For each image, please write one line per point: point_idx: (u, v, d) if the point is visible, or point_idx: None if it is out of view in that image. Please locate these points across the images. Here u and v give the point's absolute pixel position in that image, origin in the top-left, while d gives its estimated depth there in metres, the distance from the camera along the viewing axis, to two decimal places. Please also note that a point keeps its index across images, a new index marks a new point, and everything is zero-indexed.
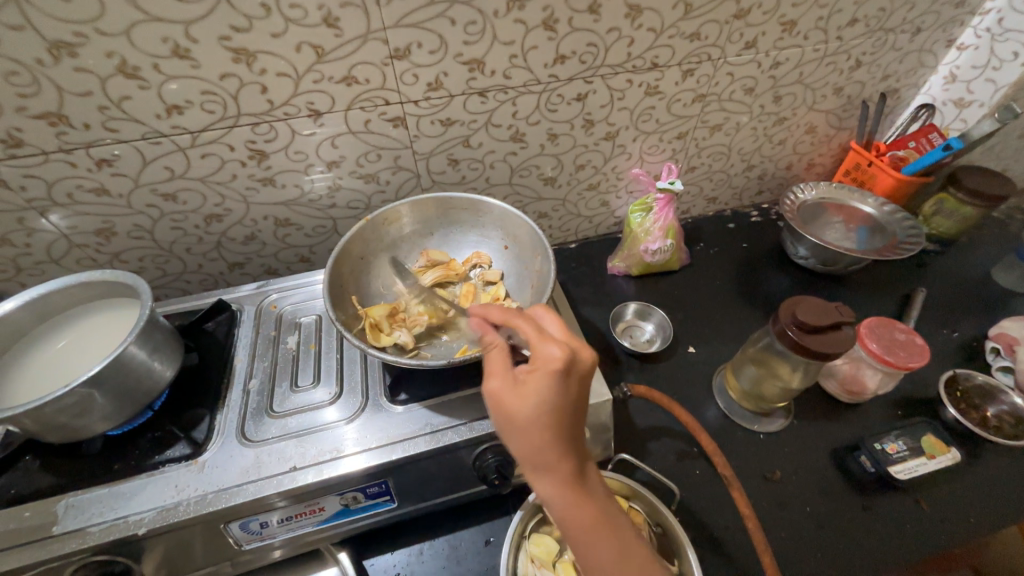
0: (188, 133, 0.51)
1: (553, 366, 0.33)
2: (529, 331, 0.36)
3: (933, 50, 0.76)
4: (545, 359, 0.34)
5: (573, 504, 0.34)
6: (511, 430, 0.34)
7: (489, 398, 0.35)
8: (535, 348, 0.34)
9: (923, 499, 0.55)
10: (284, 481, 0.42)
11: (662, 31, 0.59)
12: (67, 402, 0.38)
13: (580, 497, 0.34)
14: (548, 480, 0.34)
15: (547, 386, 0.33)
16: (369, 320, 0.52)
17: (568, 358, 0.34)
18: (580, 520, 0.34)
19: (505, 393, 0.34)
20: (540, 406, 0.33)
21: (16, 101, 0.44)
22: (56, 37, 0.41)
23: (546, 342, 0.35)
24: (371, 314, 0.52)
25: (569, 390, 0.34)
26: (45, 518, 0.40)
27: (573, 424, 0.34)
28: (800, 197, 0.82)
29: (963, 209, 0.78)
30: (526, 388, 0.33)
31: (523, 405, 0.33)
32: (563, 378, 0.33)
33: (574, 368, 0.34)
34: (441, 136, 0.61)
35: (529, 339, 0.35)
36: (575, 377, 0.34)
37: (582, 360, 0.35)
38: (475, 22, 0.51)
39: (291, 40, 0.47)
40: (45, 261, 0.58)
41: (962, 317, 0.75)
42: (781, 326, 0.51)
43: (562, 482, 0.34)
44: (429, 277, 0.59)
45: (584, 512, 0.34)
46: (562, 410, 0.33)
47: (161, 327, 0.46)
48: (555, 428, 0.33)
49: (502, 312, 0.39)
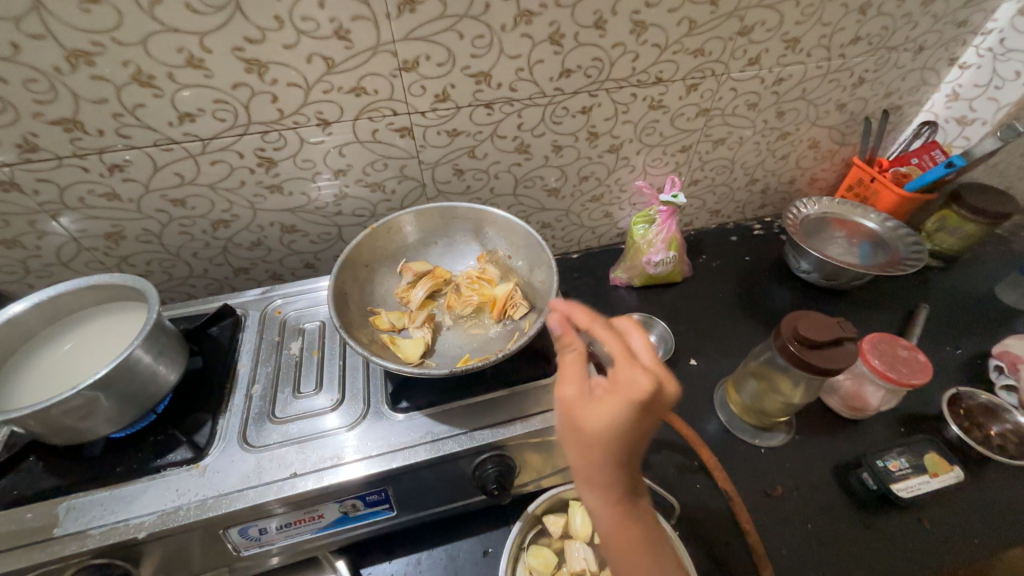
0: (199, 140, 0.52)
1: (633, 396, 0.31)
2: (613, 349, 0.34)
3: (935, 68, 0.76)
4: (630, 386, 0.31)
5: (618, 524, 0.33)
6: (574, 441, 0.33)
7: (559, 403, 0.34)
8: (619, 370, 0.32)
9: (925, 518, 0.55)
10: (284, 487, 0.42)
11: (666, 46, 0.60)
12: (73, 404, 0.38)
13: (629, 521, 0.33)
14: (601, 496, 0.33)
15: (622, 412, 0.31)
16: (382, 332, 0.54)
17: (653, 392, 0.31)
18: (622, 540, 0.34)
19: (574, 403, 0.33)
20: (609, 430, 0.31)
21: (33, 106, 0.45)
22: (74, 46, 0.42)
23: (634, 368, 0.32)
24: (382, 325, 0.54)
25: (643, 422, 0.32)
26: (47, 519, 0.40)
27: (641, 451, 0.33)
28: (803, 212, 0.82)
29: (966, 226, 0.79)
30: (600, 408, 0.32)
31: (593, 424, 0.32)
32: (641, 410, 0.31)
33: (656, 402, 0.32)
34: (447, 147, 0.62)
35: (614, 357, 0.33)
36: (656, 408, 0.32)
37: (665, 395, 0.32)
38: (483, 36, 0.52)
39: (303, 51, 0.48)
40: (54, 264, 0.59)
41: (964, 334, 0.74)
42: (782, 340, 0.51)
43: (616, 503, 0.33)
44: (420, 292, 0.57)
45: (627, 535, 0.33)
46: (630, 440, 0.32)
47: (167, 331, 0.46)
48: (619, 452, 0.32)
49: (587, 319, 0.37)
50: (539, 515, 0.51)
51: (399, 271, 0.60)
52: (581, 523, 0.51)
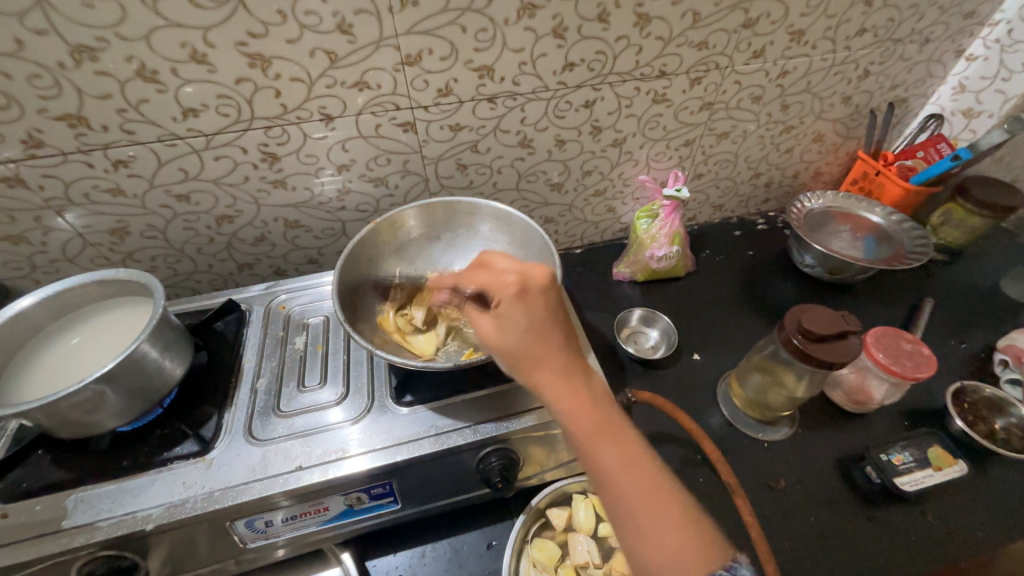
0: (203, 136, 0.52)
1: (508, 290, 0.40)
2: (483, 274, 0.42)
3: (942, 60, 0.76)
4: (502, 286, 0.41)
5: (577, 410, 0.38)
6: (508, 361, 0.40)
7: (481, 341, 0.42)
8: (492, 281, 0.41)
9: (928, 511, 0.55)
10: (290, 480, 0.42)
11: (670, 39, 0.59)
12: (81, 397, 0.39)
13: (585, 402, 0.38)
14: (552, 393, 0.38)
15: (512, 308, 0.40)
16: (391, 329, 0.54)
17: (519, 280, 0.41)
18: (588, 426, 0.37)
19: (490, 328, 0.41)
20: (517, 325, 0.39)
21: (38, 102, 0.45)
22: (78, 41, 0.42)
23: (502, 274, 0.42)
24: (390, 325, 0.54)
25: (532, 307, 0.40)
26: (56, 512, 0.40)
27: (554, 334, 0.40)
28: (807, 206, 0.82)
29: (972, 220, 0.78)
30: (501, 316, 0.40)
31: (504, 333, 0.40)
32: (520, 297, 0.40)
33: (530, 287, 0.40)
34: (450, 141, 0.62)
35: (484, 278, 0.42)
36: (536, 292, 0.40)
37: (536, 279, 0.41)
38: (485, 30, 0.52)
39: (306, 45, 0.48)
40: (61, 259, 0.59)
41: (969, 327, 0.74)
42: (786, 334, 0.51)
43: (565, 391, 0.38)
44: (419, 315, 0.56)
45: (588, 419, 0.38)
46: (536, 326, 0.40)
47: (172, 326, 0.47)
48: (535, 344, 0.39)
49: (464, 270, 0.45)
50: (542, 509, 0.52)
51: (400, 269, 0.60)
52: (585, 516, 0.51)
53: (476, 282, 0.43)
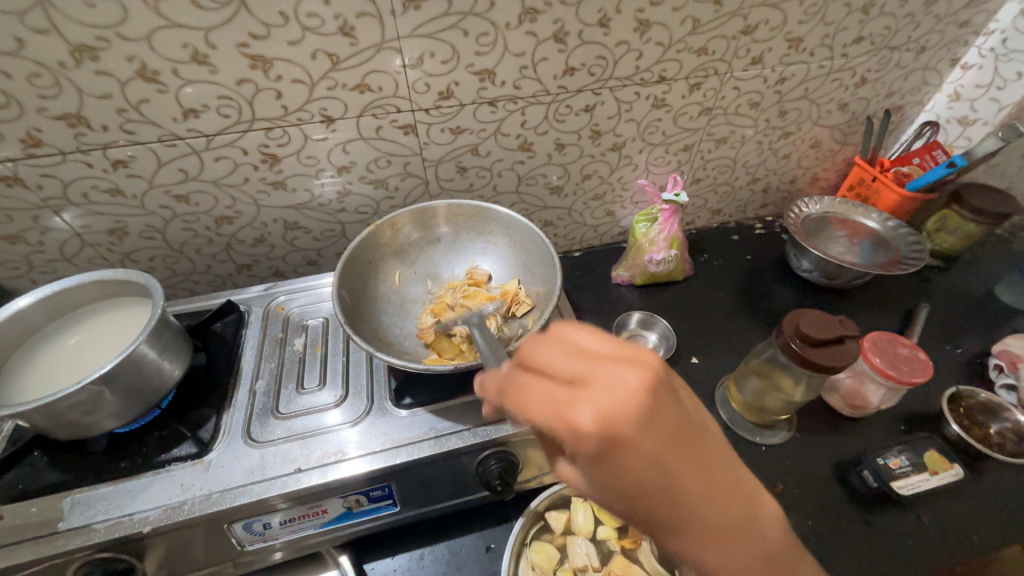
0: (203, 136, 0.52)
1: (587, 440, 0.27)
2: (540, 404, 0.29)
3: (938, 68, 0.77)
4: (578, 434, 0.28)
5: (740, 567, 0.28)
6: (639, 495, 0.28)
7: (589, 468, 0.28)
8: (560, 423, 0.28)
9: (924, 515, 0.55)
10: (288, 482, 0.42)
11: (670, 45, 0.60)
12: (78, 398, 0.38)
13: (743, 551, 0.28)
14: (698, 552, 0.28)
15: (605, 463, 0.28)
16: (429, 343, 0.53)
17: (597, 418, 0.27)
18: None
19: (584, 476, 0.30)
20: (625, 486, 0.28)
21: (37, 101, 0.45)
22: (79, 41, 0.42)
23: (571, 406, 0.28)
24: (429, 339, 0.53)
25: (631, 453, 0.27)
26: (51, 514, 0.40)
27: (680, 475, 0.28)
28: (804, 211, 0.83)
29: (966, 226, 0.79)
30: (595, 472, 0.29)
31: (635, 461, 0.27)
32: (609, 444, 0.27)
33: (618, 424, 0.27)
34: (450, 144, 0.62)
35: (546, 416, 0.29)
36: (631, 428, 0.27)
37: (621, 403, 0.27)
38: (487, 34, 0.52)
39: (307, 47, 0.48)
40: (58, 259, 0.59)
41: (964, 333, 0.75)
42: (785, 338, 0.51)
43: (719, 547, 0.28)
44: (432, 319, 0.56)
45: (756, 571, 0.28)
46: (649, 474, 0.27)
47: (171, 327, 0.46)
48: (657, 502, 0.28)
49: (502, 382, 0.32)
50: (541, 512, 0.52)
51: (399, 273, 0.61)
52: (584, 520, 0.51)
53: (566, 380, 0.30)
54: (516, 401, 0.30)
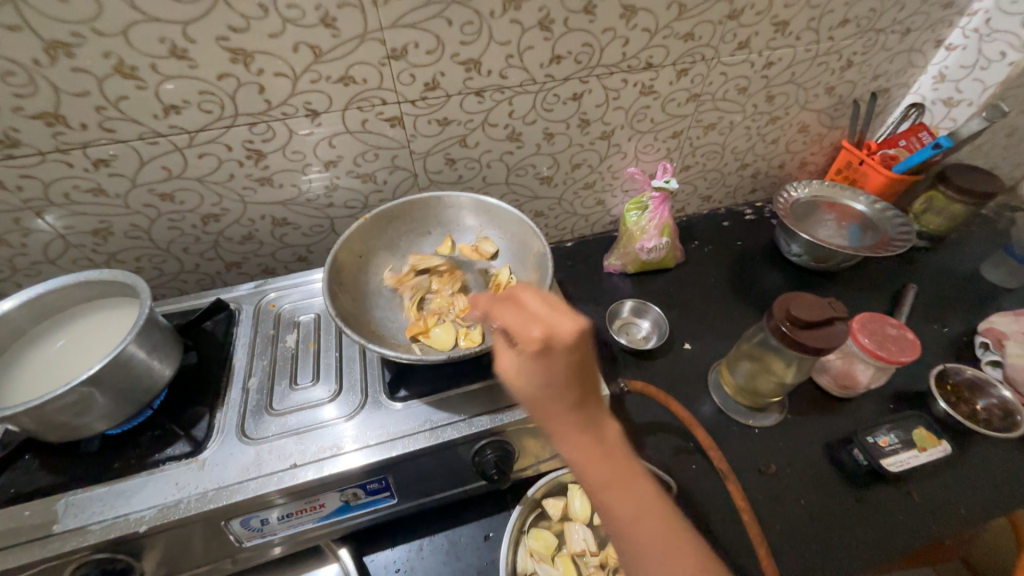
0: (186, 133, 0.51)
1: (526, 347, 0.31)
2: (504, 313, 0.33)
3: (923, 50, 0.77)
4: (519, 340, 0.31)
5: (605, 491, 0.33)
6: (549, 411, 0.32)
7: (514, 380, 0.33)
8: (510, 329, 0.32)
9: (913, 490, 0.56)
10: (285, 478, 0.42)
11: (656, 31, 0.59)
12: (68, 400, 0.38)
13: (611, 483, 0.33)
14: (574, 464, 0.33)
15: (528, 369, 0.31)
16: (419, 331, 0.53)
17: (540, 337, 0.30)
18: (615, 507, 0.33)
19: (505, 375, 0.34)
20: (540, 393, 0.32)
21: (13, 100, 0.44)
22: (53, 37, 0.41)
23: (522, 318, 0.32)
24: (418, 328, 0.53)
25: (553, 372, 0.31)
26: (45, 517, 0.40)
27: (582, 405, 0.32)
28: (793, 195, 0.83)
29: (952, 207, 0.80)
30: (518, 374, 0.32)
31: (556, 381, 0.31)
32: (541, 358, 0.30)
33: (555, 347, 0.30)
34: (438, 135, 0.62)
35: (504, 321, 0.32)
36: (563, 353, 0.30)
37: (565, 336, 0.30)
38: (471, 22, 0.52)
39: (289, 39, 0.47)
40: (42, 261, 0.58)
41: (950, 312, 0.76)
42: (775, 322, 0.52)
43: (590, 468, 0.33)
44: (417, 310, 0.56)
45: (613, 498, 0.33)
46: (562, 392, 0.32)
47: (160, 326, 0.46)
48: (556, 413, 0.32)
49: (483, 297, 0.35)
50: (538, 500, 0.52)
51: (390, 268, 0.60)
52: (581, 505, 0.52)
53: (523, 311, 0.32)
54: (487, 307, 0.34)
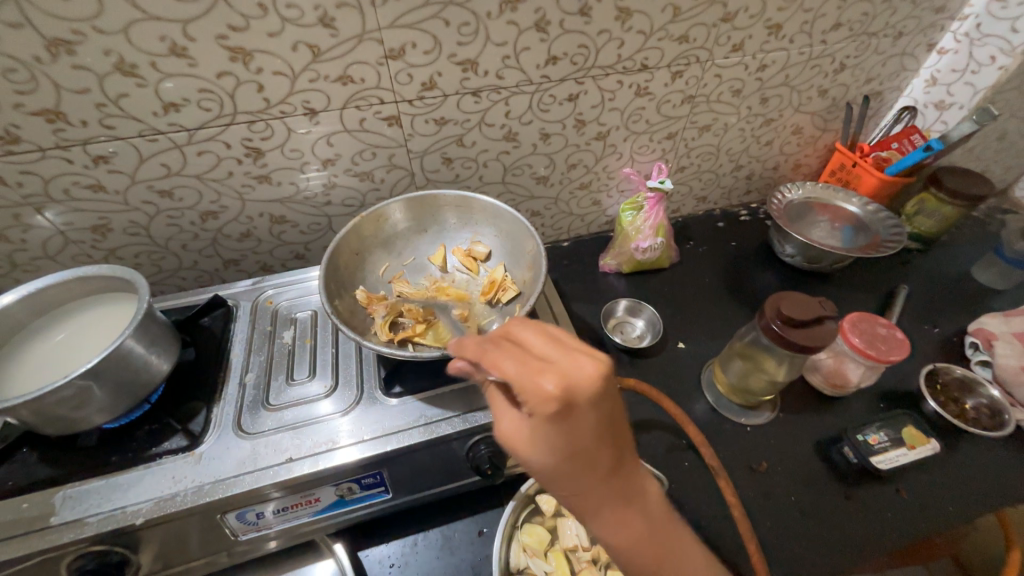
0: (185, 131, 0.52)
1: (547, 408, 0.29)
2: (514, 370, 0.30)
3: (915, 54, 0.78)
4: (539, 402, 0.29)
5: (622, 526, 0.32)
6: (569, 460, 0.31)
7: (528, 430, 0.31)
8: (524, 388, 0.29)
9: (902, 488, 0.57)
10: (280, 472, 0.43)
11: (651, 33, 0.60)
12: (66, 393, 0.39)
13: (638, 521, 0.33)
14: (600, 511, 0.32)
15: (552, 430, 0.29)
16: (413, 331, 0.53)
17: (564, 396, 0.28)
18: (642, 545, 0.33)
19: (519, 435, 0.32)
20: (559, 444, 0.30)
21: (13, 97, 0.44)
22: (54, 35, 0.42)
23: (537, 375, 0.29)
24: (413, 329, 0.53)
25: (577, 426, 0.30)
26: (43, 509, 0.40)
27: (606, 452, 0.31)
28: (786, 197, 0.84)
29: (943, 209, 0.81)
30: (537, 433, 0.31)
31: (578, 430, 0.30)
32: (564, 416, 0.29)
33: (578, 403, 0.29)
34: (435, 135, 0.62)
35: (515, 379, 0.30)
36: (585, 405, 0.29)
37: (586, 388, 0.29)
38: (469, 23, 0.52)
39: (288, 39, 0.48)
40: (41, 257, 0.58)
41: (941, 312, 0.77)
42: (767, 320, 0.52)
43: (618, 512, 0.32)
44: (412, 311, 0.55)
45: (639, 538, 0.33)
46: (586, 445, 0.30)
47: (158, 321, 0.46)
48: (583, 467, 0.31)
49: (481, 348, 0.32)
50: (530, 495, 0.52)
51: (387, 266, 0.61)
52: None
53: (532, 363, 0.30)
54: (489, 360, 0.31)
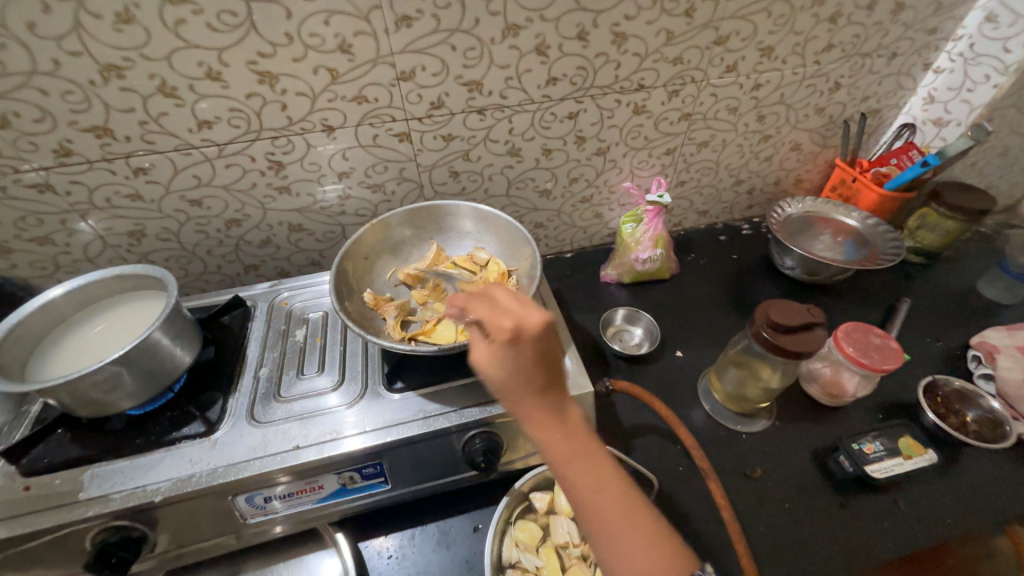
0: (215, 146, 0.57)
1: (501, 339, 0.35)
2: (481, 309, 0.36)
3: (911, 73, 0.80)
4: (495, 333, 0.35)
5: (564, 465, 0.37)
6: (518, 395, 0.36)
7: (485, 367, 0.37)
8: (485, 321, 0.36)
9: (900, 499, 0.57)
10: (287, 458, 0.46)
11: (646, 55, 0.64)
12: (100, 377, 0.43)
13: (573, 453, 0.37)
14: (541, 440, 0.37)
15: (502, 358, 0.35)
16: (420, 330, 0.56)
17: (514, 329, 0.35)
18: (577, 478, 0.37)
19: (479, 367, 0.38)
20: (509, 377, 0.36)
21: (69, 115, 0.50)
22: (107, 62, 0.48)
23: (497, 313, 0.36)
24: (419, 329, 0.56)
25: (524, 359, 0.35)
26: (73, 485, 0.44)
27: (549, 391, 0.37)
28: (786, 211, 0.86)
29: (945, 223, 0.81)
30: (491, 364, 0.36)
31: (524, 365, 0.35)
32: (514, 349, 0.35)
33: (527, 339, 0.35)
34: (443, 150, 0.67)
35: (479, 314, 0.36)
36: (532, 344, 0.35)
37: (533, 328, 0.35)
38: (474, 48, 0.57)
39: (310, 63, 0.53)
40: (82, 260, 0.64)
41: (944, 326, 0.77)
42: (758, 327, 0.54)
43: (557, 443, 0.37)
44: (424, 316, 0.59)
45: (577, 470, 0.37)
46: (533, 382, 0.36)
47: (184, 316, 0.51)
48: (526, 395, 0.37)
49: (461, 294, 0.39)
50: (525, 493, 0.54)
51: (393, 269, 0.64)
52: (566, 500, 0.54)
53: (493, 307, 0.36)
54: (464, 301, 0.38)
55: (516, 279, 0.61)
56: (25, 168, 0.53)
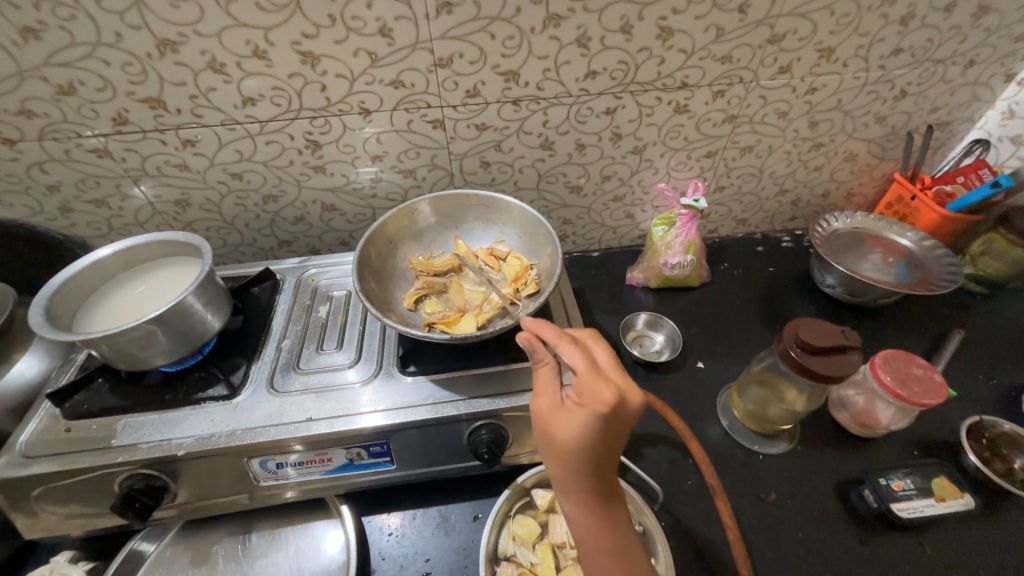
0: (258, 122, 0.59)
1: (598, 408, 0.35)
2: (581, 366, 0.37)
3: (990, 84, 0.73)
4: (593, 397, 0.35)
5: (592, 521, 0.39)
6: (577, 454, 0.37)
7: (540, 413, 0.38)
8: (586, 383, 0.36)
9: (927, 542, 0.53)
10: (300, 428, 0.47)
11: (692, 52, 0.61)
12: (137, 334, 0.45)
13: (602, 515, 0.39)
14: (578, 495, 0.39)
15: (591, 424, 0.35)
16: (440, 321, 0.56)
17: (615, 405, 0.35)
18: (599, 538, 0.39)
19: (552, 414, 0.37)
20: (584, 440, 0.36)
21: (127, 86, 0.53)
22: (163, 36, 0.50)
23: (598, 380, 0.36)
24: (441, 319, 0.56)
25: (608, 432, 0.36)
26: (108, 432, 0.48)
27: (607, 460, 0.38)
28: (831, 226, 0.81)
29: (1014, 251, 0.74)
30: (572, 418, 0.37)
31: (599, 434, 0.36)
32: (605, 418, 0.35)
33: (619, 415, 0.36)
34: (475, 139, 0.66)
35: (581, 374, 0.37)
36: (620, 419, 0.36)
37: (628, 409, 0.36)
38: (513, 37, 0.56)
39: (350, 46, 0.54)
40: (133, 223, 0.68)
41: (1000, 364, 0.70)
42: (784, 345, 0.51)
43: (588, 499, 0.39)
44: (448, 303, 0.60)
45: (598, 534, 0.38)
46: (603, 447, 0.37)
47: (217, 283, 0.53)
48: (588, 461, 0.37)
49: (558, 336, 0.40)
50: (527, 488, 0.54)
51: (415, 252, 0.65)
52: None
53: (581, 368, 0.37)
54: (560, 347, 0.39)
55: (536, 274, 0.61)
56: (87, 134, 0.57)
